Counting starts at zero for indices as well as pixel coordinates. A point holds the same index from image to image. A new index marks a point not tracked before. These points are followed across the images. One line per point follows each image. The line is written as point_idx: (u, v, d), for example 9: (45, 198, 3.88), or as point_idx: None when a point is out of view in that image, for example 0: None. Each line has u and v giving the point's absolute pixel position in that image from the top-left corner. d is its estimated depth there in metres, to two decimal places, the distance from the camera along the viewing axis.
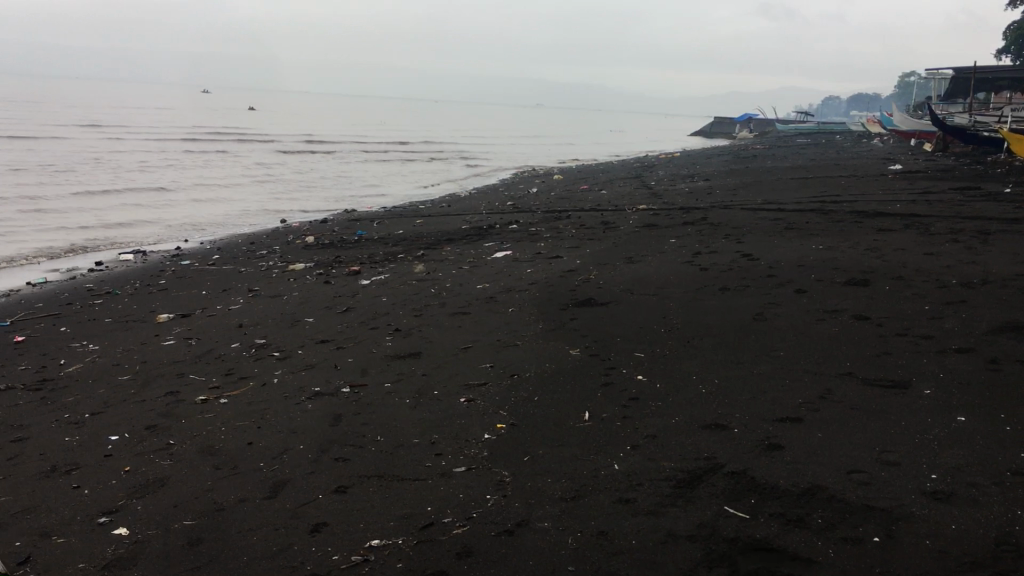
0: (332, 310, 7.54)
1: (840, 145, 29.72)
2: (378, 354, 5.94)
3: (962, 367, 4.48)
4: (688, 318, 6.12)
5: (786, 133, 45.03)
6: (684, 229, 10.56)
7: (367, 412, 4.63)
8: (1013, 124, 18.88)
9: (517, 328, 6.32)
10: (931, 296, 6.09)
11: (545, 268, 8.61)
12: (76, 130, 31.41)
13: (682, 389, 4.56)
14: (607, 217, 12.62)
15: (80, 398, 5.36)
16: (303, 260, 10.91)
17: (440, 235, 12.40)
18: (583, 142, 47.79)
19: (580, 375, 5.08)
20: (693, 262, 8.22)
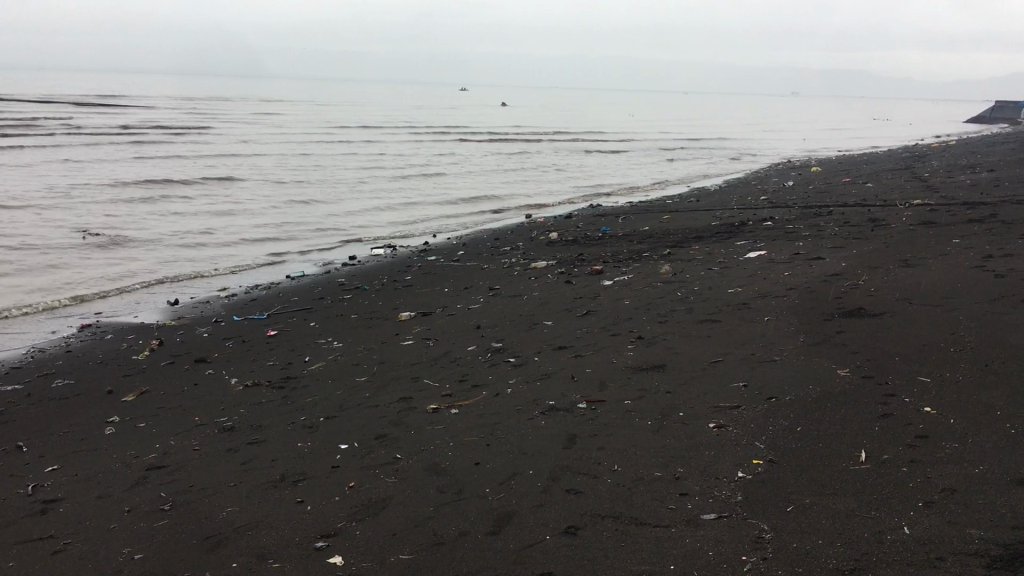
0: (572, 312, 7.18)
1: None
2: (618, 365, 5.49)
3: None
4: (985, 335, 5.18)
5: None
6: (970, 227, 9.28)
7: (604, 433, 4.18)
8: None
9: (775, 341, 5.65)
10: None
11: (805, 272, 7.79)
12: (341, 132, 33.50)
13: (986, 427, 3.74)
14: (874, 214, 11.44)
15: (317, 400, 5.33)
16: (545, 258, 10.69)
17: (689, 232, 11.77)
18: (840, 132, 44.88)
19: (851, 402, 4.36)
20: (984, 267, 7.09)
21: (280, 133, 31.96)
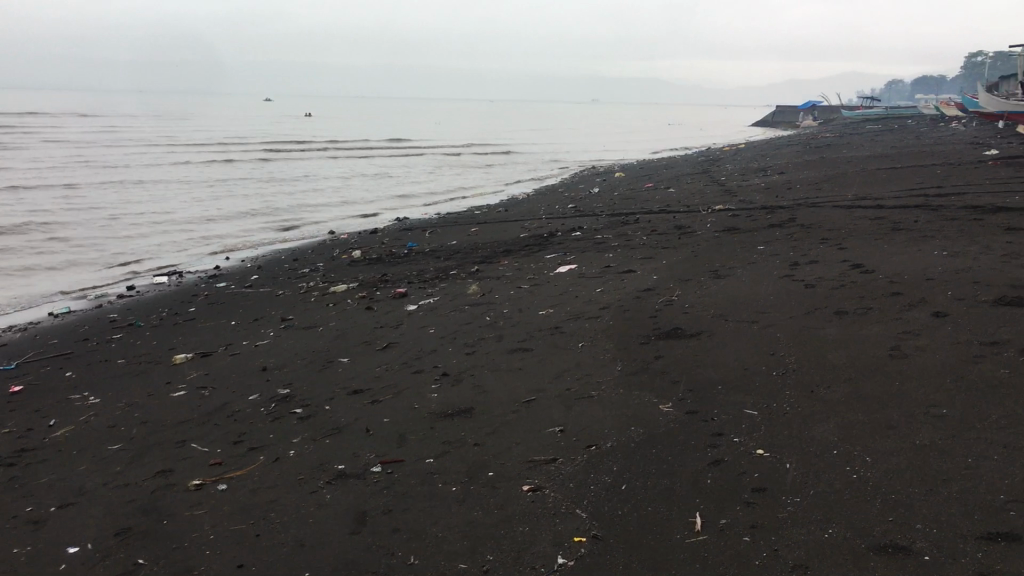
0: (370, 346, 6.46)
1: (917, 129, 27.67)
2: (419, 410, 4.84)
3: None
4: (805, 356, 4.90)
5: (852, 120, 42.96)
6: (772, 233, 9.29)
7: (402, 508, 3.51)
8: None
9: (591, 371, 5.17)
10: None
11: (616, 288, 7.42)
12: (125, 147, 31.05)
13: (823, 475, 3.36)
14: (679, 220, 11.38)
15: (52, 480, 4.36)
16: (346, 280, 9.91)
17: (496, 245, 11.29)
18: (636, 137, 46.18)
19: (676, 444, 3.90)
20: (792, 276, 6.93)
21: (57, 150, 29.35)
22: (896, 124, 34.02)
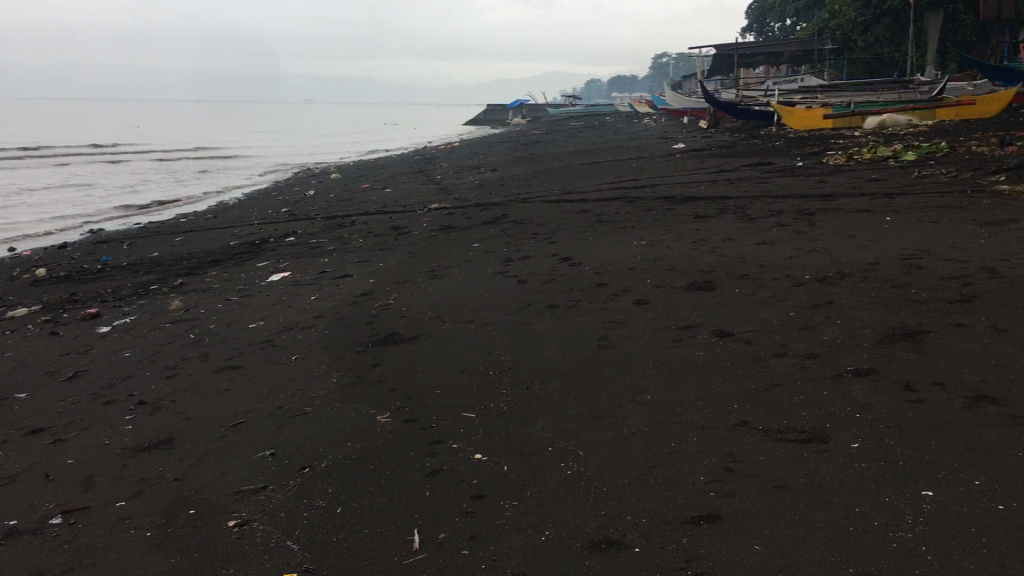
0: (54, 377, 5.74)
1: (614, 126, 29.55)
2: (111, 446, 4.32)
3: (879, 405, 3.59)
4: (520, 352, 4.94)
5: (556, 118, 45.19)
6: (486, 230, 9.42)
7: (88, 566, 3.08)
8: (783, 98, 19.10)
9: (305, 386, 4.89)
10: (790, 297, 5.22)
11: (331, 293, 7.15)
12: None
13: (539, 476, 3.36)
14: (395, 221, 11.26)
15: None
16: (27, 302, 8.83)
17: (203, 255, 10.59)
18: (351, 138, 45.69)
19: (393, 456, 3.75)
20: (506, 272, 7.02)
21: None
22: (596, 121, 36.14)
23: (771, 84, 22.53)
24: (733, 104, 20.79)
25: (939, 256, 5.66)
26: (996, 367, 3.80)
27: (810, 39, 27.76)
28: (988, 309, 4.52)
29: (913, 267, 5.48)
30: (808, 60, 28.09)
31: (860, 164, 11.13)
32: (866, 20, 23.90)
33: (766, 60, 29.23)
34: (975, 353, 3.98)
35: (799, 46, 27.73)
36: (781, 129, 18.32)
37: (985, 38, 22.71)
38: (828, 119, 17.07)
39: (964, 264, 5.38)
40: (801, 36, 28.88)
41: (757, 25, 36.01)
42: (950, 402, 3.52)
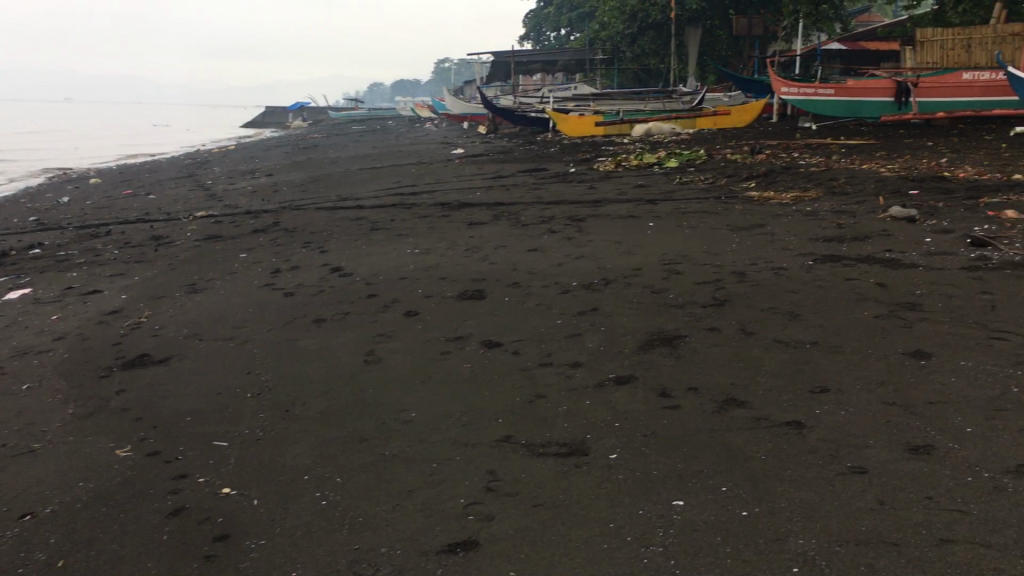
0: None
1: (396, 130, 29.42)
2: None
3: (638, 413, 3.64)
4: (281, 371, 4.66)
5: (338, 121, 44.46)
6: (255, 239, 8.98)
7: None
8: (557, 105, 19.67)
9: (35, 419, 4.38)
10: (557, 305, 5.26)
11: (76, 312, 6.52)
12: None
13: (292, 508, 3.13)
14: (157, 230, 10.54)
15: None
16: None
17: None
18: (117, 140, 42.84)
19: (131, 496, 3.39)
20: (272, 285, 6.67)
21: None
22: (378, 125, 35.81)
23: (546, 91, 23.17)
24: (510, 110, 20.91)
25: (695, 261, 5.90)
26: (744, 368, 3.96)
27: (583, 48, 28.83)
28: (737, 312, 4.73)
29: (671, 272, 5.67)
30: (580, 69, 29.16)
31: (627, 171, 11.58)
32: (633, 32, 25.09)
33: (541, 67, 30.07)
34: (724, 357, 4.13)
35: (571, 55, 28.69)
36: (556, 136, 18.83)
37: (737, 53, 24.45)
38: (599, 126, 17.80)
39: (717, 269, 5.63)
40: (574, 45, 29.93)
41: (533, 34, 37.02)
42: (702, 406, 3.62)
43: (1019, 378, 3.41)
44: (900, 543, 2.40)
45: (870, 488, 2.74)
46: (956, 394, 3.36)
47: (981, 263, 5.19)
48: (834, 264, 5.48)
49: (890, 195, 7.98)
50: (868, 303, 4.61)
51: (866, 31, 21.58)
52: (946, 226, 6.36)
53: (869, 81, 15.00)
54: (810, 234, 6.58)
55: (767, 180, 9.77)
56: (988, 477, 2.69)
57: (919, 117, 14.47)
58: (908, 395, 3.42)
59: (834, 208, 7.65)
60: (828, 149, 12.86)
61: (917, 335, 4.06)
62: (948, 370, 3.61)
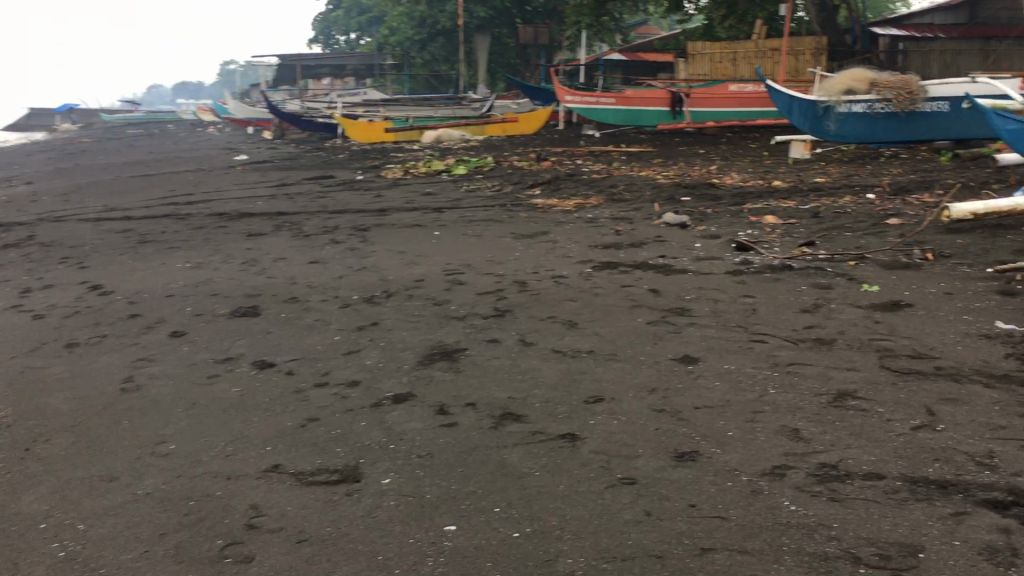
0: None
1: (176, 135, 27.97)
2: None
3: (414, 433, 3.51)
4: (24, 404, 4.19)
5: (113, 124, 41.83)
6: (5, 254, 8.15)
7: None
8: (345, 110, 19.33)
9: None
10: (336, 320, 5.06)
11: None
12: None
13: (23, 565, 2.78)
14: None
15: None
16: None
17: None
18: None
19: None
20: (20, 306, 6.04)
21: None
22: (155, 129, 33.91)
23: (335, 96, 22.76)
24: (296, 115, 20.27)
25: (477, 271, 5.87)
26: (522, 381, 3.93)
27: (372, 53, 28.60)
28: (517, 322, 4.72)
29: (454, 282, 5.61)
30: (370, 74, 28.91)
31: (416, 178, 11.49)
32: (422, 38, 25.13)
33: (330, 71, 29.52)
34: (503, 370, 4.09)
35: (360, 59, 28.34)
36: (345, 142, 18.48)
37: (524, 62, 25.00)
38: (390, 132, 17.81)
39: (500, 278, 5.62)
40: (363, 50, 29.63)
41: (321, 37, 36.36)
42: (479, 423, 3.55)
43: (777, 379, 3.57)
44: (663, 555, 2.40)
45: (638, 499, 2.74)
46: (719, 397, 3.46)
47: (744, 267, 5.46)
48: (610, 271, 5.60)
49: (664, 202, 8.32)
50: (641, 309, 4.71)
51: (643, 43, 22.62)
52: (714, 232, 6.68)
53: (644, 90, 15.62)
54: (590, 241, 6.73)
55: (552, 188, 9.97)
56: (746, 479, 2.75)
57: (692, 126, 15.41)
58: (676, 400, 3.48)
59: (613, 215, 7.89)
60: (610, 156, 13.32)
61: (686, 340, 4.19)
62: (712, 374, 3.72)
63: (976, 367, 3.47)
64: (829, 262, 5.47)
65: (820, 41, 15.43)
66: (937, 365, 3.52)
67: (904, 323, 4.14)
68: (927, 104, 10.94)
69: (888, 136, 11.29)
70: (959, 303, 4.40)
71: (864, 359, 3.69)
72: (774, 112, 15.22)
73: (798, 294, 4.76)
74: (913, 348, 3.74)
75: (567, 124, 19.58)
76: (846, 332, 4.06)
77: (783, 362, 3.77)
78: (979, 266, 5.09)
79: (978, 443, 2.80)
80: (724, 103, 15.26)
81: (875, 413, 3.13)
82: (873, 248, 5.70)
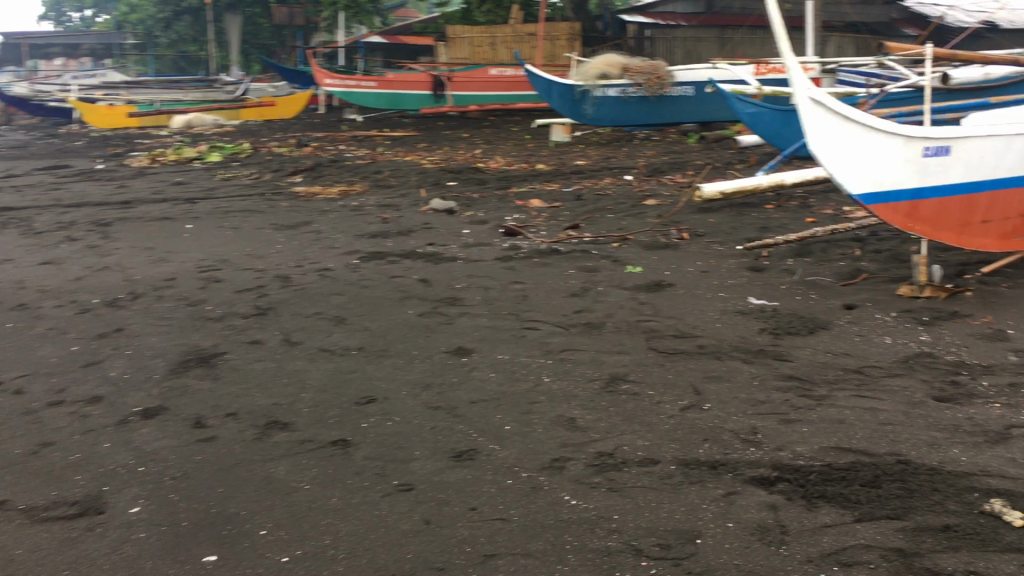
0: None
1: None
2: None
3: (167, 451, 3.17)
4: None
5: None
6: None
7: None
8: (81, 93, 17.82)
9: None
10: (74, 328, 4.54)
11: None
12: None
13: None
14: None
15: None
16: None
17: None
18: None
19: None
20: None
21: None
22: None
23: (69, 79, 20.92)
24: (24, 98, 18.40)
25: (235, 266, 5.49)
26: (289, 384, 3.67)
27: (109, 32, 26.61)
28: (280, 321, 4.43)
29: (208, 280, 5.21)
30: (109, 54, 26.90)
31: (164, 167, 10.73)
32: (166, 17, 23.67)
33: (61, 50, 27.16)
34: (265, 374, 3.80)
35: (97, 37, 26.24)
36: (83, 128, 17.00)
37: (280, 43, 24.13)
38: (133, 117, 16.62)
39: (260, 273, 5.28)
40: (100, 29, 27.49)
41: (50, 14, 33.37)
42: (242, 434, 3.26)
43: (550, 367, 3.54)
44: (446, 567, 2.26)
45: (417, 506, 2.58)
46: (495, 390, 3.38)
47: (513, 252, 5.45)
48: (378, 261, 5.42)
49: (430, 187, 8.24)
50: (411, 300, 4.57)
51: (401, 26, 22.42)
52: (481, 217, 6.65)
53: (405, 74, 15.37)
54: (356, 230, 6.50)
55: (313, 175, 9.62)
56: (526, 475, 2.67)
57: (454, 110, 15.41)
58: (451, 396, 3.36)
59: (379, 202, 7.70)
60: (373, 141, 13.07)
61: (458, 331, 4.08)
62: (486, 365, 3.64)
63: (735, 342, 3.59)
64: (593, 244, 5.58)
65: (573, 27, 16.14)
66: (700, 343, 3.62)
67: (668, 303, 4.25)
68: (673, 88, 11.56)
69: (640, 120, 11.80)
70: (714, 281, 4.60)
71: (633, 341, 3.74)
72: (534, 96, 15.54)
73: (566, 278, 4.79)
74: (677, 328, 3.83)
75: (328, 108, 19.07)
76: (614, 315, 4.11)
77: (555, 348, 3.76)
78: (729, 244, 5.36)
79: (741, 419, 2.87)
80: (486, 87, 15.36)
81: (646, 396, 3.15)
82: (633, 230, 5.87)
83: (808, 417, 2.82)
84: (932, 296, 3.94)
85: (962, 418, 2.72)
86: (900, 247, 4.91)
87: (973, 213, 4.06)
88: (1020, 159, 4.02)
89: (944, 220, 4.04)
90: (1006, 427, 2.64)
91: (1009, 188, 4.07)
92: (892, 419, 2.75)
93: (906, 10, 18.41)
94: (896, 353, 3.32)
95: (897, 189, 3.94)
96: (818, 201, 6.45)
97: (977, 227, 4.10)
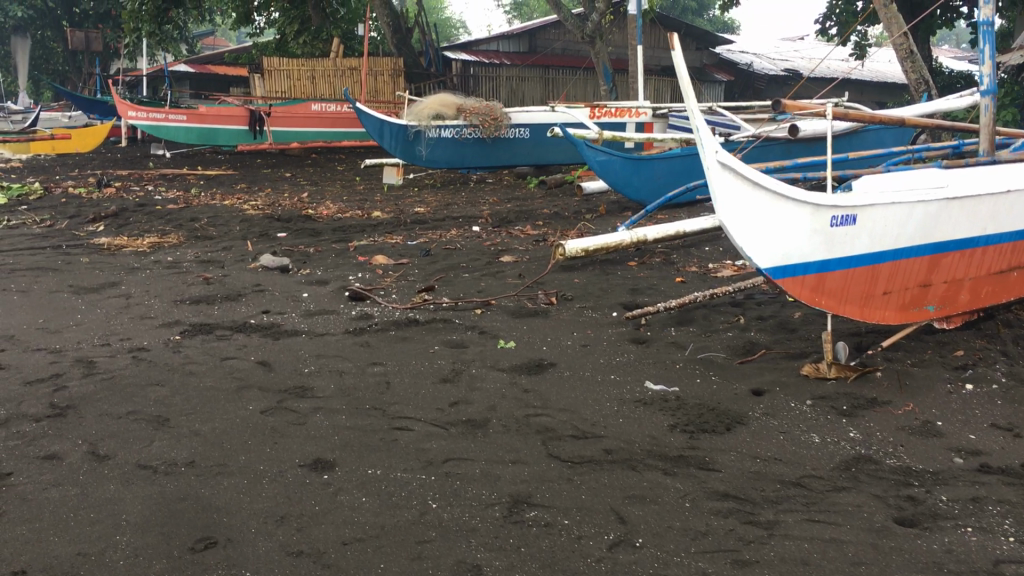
0: None
1: None
2: None
3: None
4: None
5: None
6: None
7: None
8: None
9: None
10: None
11: None
12: None
13: None
14: None
15: None
16: None
17: None
18: None
19: None
20: None
21: None
22: None
23: None
24: None
25: (23, 346, 4.52)
26: (95, 518, 2.82)
27: None
28: (81, 425, 3.53)
29: None
30: None
31: None
32: None
33: None
34: (62, 504, 2.92)
35: None
36: None
37: (75, 69, 22.33)
38: None
39: (56, 355, 4.34)
40: None
41: None
42: None
43: (435, 487, 2.91)
44: None
45: None
46: (370, 524, 2.70)
47: (365, 322, 4.80)
48: (203, 337, 4.61)
49: (257, 239, 7.42)
50: (250, 392, 3.81)
51: (211, 55, 21.24)
52: (319, 276, 5.96)
53: (217, 107, 14.32)
54: (173, 294, 5.62)
55: (118, 222, 8.53)
56: None
57: (274, 147, 14.40)
58: (315, 535, 2.66)
59: (198, 256, 6.81)
60: (186, 181, 11.98)
61: (313, 436, 3.37)
62: (355, 486, 2.96)
63: (647, 447, 3.10)
64: (452, 311, 5.01)
65: (397, 64, 15.60)
66: (607, 448, 3.10)
67: (555, 391, 3.72)
68: (509, 130, 11.12)
69: (476, 162, 11.35)
70: (600, 359, 4.11)
71: (529, 447, 3.16)
72: (359, 134, 14.85)
73: (431, 357, 4.19)
74: (575, 427, 3.30)
75: (132, 141, 17.63)
76: (496, 409, 3.53)
77: (436, 458, 3.12)
78: (603, 310, 4.93)
79: (686, 563, 2.35)
80: (308, 123, 14.50)
81: (561, 529, 2.58)
82: (494, 293, 5.34)
83: (766, 558, 2.34)
84: (840, 377, 3.62)
85: (942, 553, 2.32)
86: (783, 315, 4.63)
87: (875, 285, 3.80)
88: (920, 227, 3.78)
89: (849, 293, 3.76)
90: (995, 564, 2.26)
91: (910, 257, 3.83)
92: (864, 557, 2.31)
93: (717, 56, 19.18)
94: (832, 458, 2.92)
95: (804, 261, 3.61)
96: (681, 258, 6.17)
97: (879, 299, 3.84)
